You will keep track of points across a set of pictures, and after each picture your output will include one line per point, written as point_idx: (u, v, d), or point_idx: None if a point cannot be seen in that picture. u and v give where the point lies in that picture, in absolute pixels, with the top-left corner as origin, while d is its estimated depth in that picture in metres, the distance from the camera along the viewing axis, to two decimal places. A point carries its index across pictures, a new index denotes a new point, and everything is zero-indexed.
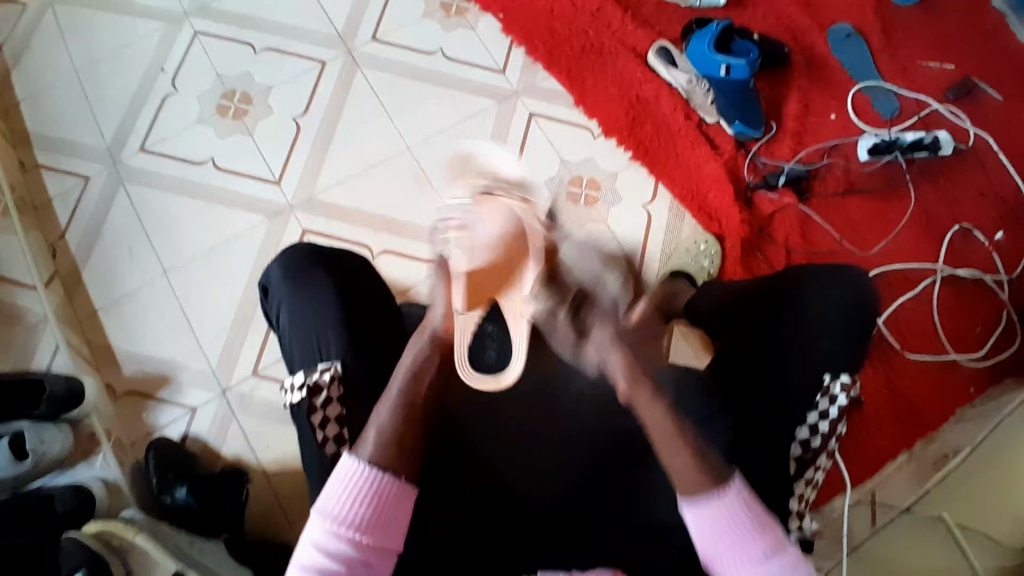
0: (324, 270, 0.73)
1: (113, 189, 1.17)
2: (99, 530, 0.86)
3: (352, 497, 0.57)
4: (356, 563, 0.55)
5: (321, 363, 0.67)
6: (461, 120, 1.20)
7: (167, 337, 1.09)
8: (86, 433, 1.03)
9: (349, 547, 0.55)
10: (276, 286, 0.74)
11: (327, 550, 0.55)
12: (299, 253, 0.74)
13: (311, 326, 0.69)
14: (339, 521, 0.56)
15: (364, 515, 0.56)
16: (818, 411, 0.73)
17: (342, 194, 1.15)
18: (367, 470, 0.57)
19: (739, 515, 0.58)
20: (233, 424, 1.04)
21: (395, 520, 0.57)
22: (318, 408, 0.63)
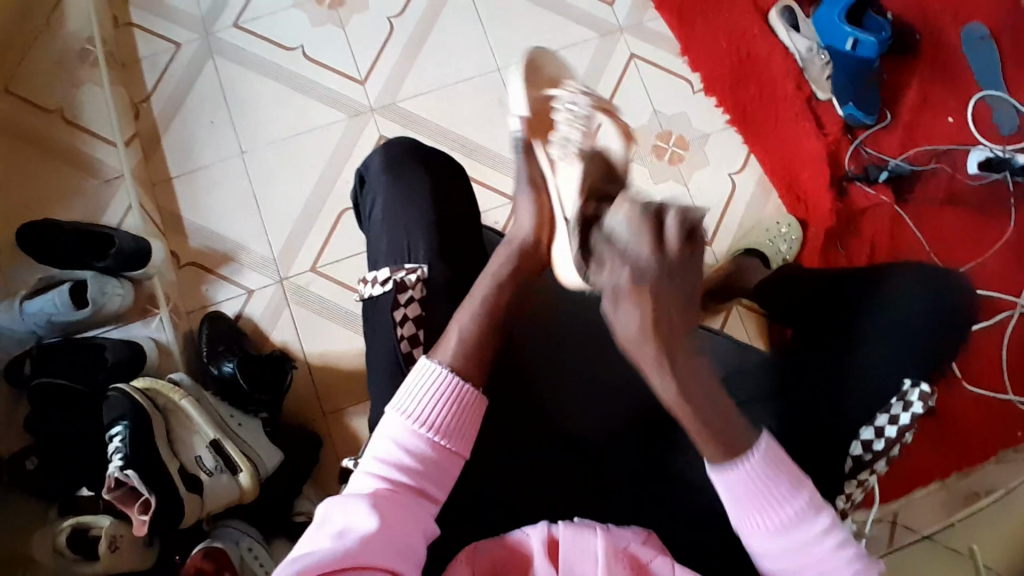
0: (423, 171, 0.75)
1: (201, 59, 1.16)
2: (147, 386, 0.89)
3: (430, 399, 0.58)
4: (430, 463, 0.57)
5: (407, 264, 0.69)
6: (558, 51, 1.15)
7: (233, 216, 1.10)
8: (146, 293, 1.05)
9: (424, 446, 0.57)
10: (376, 175, 0.76)
11: (405, 447, 0.57)
12: (402, 148, 0.76)
13: (405, 223, 0.71)
14: (416, 421, 0.57)
15: (443, 417, 0.58)
16: (888, 416, 0.70)
17: (425, 105, 1.12)
18: (446, 376, 0.59)
19: (764, 476, 0.55)
20: (285, 313, 1.06)
21: (469, 426, 0.59)
22: (400, 305, 0.66)
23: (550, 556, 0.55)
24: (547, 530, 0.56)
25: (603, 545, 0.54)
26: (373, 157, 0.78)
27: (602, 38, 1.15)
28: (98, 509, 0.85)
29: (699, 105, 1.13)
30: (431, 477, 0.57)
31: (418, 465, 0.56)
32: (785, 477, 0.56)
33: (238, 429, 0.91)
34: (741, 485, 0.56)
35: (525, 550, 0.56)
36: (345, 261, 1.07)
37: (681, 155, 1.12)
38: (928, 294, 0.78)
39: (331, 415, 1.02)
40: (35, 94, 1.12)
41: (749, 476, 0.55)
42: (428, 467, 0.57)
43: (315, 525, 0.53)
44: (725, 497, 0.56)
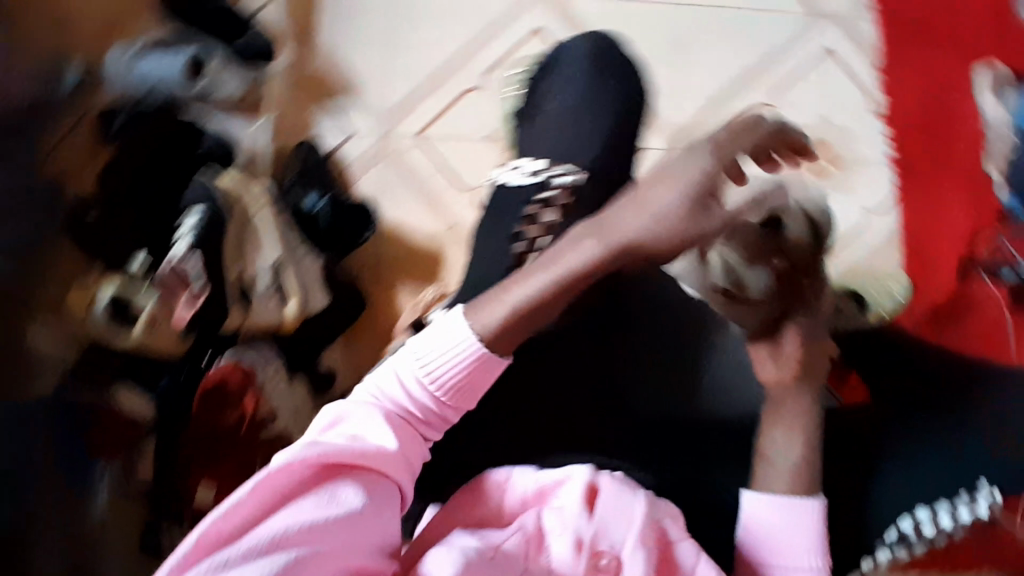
0: (613, 80, 0.71)
1: None
2: (230, 188, 0.90)
3: (435, 351, 0.52)
4: (429, 415, 0.53)
5: (568, 164, 0.64)
6: (754, 11, 1.05)
7: (364, 49, 1.05)
8: (256, 95, 1.02)
9: (430, 398, 0.53)
10: (574, 59, 0.72)
11: (400, 400, 0.52)
12: (610, 52, 0.72)
13: (580, 128, 0.67)
14: (426, 371, 0.52)
15: (452, 379, 0.53)
16: (953, 511, 0.63)
17: (596, 15, 1.04)
18: (474, 343, 0.52)
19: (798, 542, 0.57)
20: (380, 166, 1.03)
21: (476, 389, 0.54)
22: (538, 202, 0.62)
23: (587, 501, 0.49)
24: (589, 475, 0.50)
25: (643, 512, 0.49)
26: (576, 45, 0.73)
27: (805, 17, 1.05)
28: (134, 288, 0.84)
29: (868, 128, 1.04)
30: (428, 423, 0.54)
31: (416, 413, 0.53)
32: (814, 546, 0.57)
33: (302, 254, 0.92)
34: (782, 552, 0.57)
35: (564, 485, 0.51)
36: (454, 140, 1.03)
37: (828, 172, 1.03)
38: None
39: (382, 281, 1.01)
40: None
41: (786, 519, 0.58)
42: (427, 416, 0.53)
43: (324, 426, 0.51)
44: (766, 539, 0.58)
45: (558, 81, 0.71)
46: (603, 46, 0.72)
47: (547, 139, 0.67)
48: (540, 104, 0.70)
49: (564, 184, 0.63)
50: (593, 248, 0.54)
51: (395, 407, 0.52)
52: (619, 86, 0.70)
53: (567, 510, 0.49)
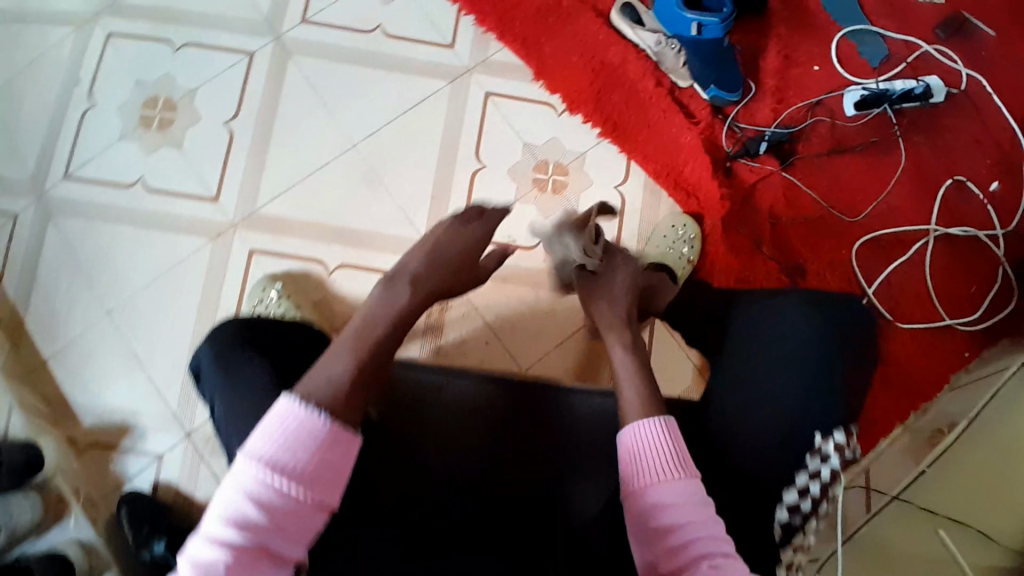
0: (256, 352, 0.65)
1: (43, 224, 1.06)
2: None
3: (275, 441, 0.50)
4: (283, 518, 0.48)
5: None
6: (407, 110, 1.09)
7: (122, 378, 1.03)
8: (55, 494, 0.96)
9: (274, 495, 0.49)
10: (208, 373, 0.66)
11: (255, 499, 0.48)
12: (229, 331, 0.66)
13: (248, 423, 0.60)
14: (268, 462, 0.49)
15: (297, 463, 0.50)
16: (806, 471, 0.60)
17: (289, 204, 1.05)
18: (314, 417, 0.52)
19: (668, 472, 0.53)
20: (203, 466, 1.00)
21: (326, 473, 0.51)
22: None
23: None
24: None
25: None
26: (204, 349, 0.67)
27: (451, 85, 1.10)
28: None
29: (566, 126, 1.09)
30: (286, 532, 0.49)
31: (265, 520, 0.48)
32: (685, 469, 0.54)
33: None
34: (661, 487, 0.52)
35: None
36: None
37: (563, 182, 1.08)
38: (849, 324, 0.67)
39: None
40: None
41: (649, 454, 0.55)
42: (282, 520, 0.48)
43: None
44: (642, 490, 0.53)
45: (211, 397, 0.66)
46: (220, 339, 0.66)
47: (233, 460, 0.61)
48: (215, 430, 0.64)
49: None
50: (349, 355, 0.58)
51: (237, 532, 0.47)
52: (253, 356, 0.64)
53: None
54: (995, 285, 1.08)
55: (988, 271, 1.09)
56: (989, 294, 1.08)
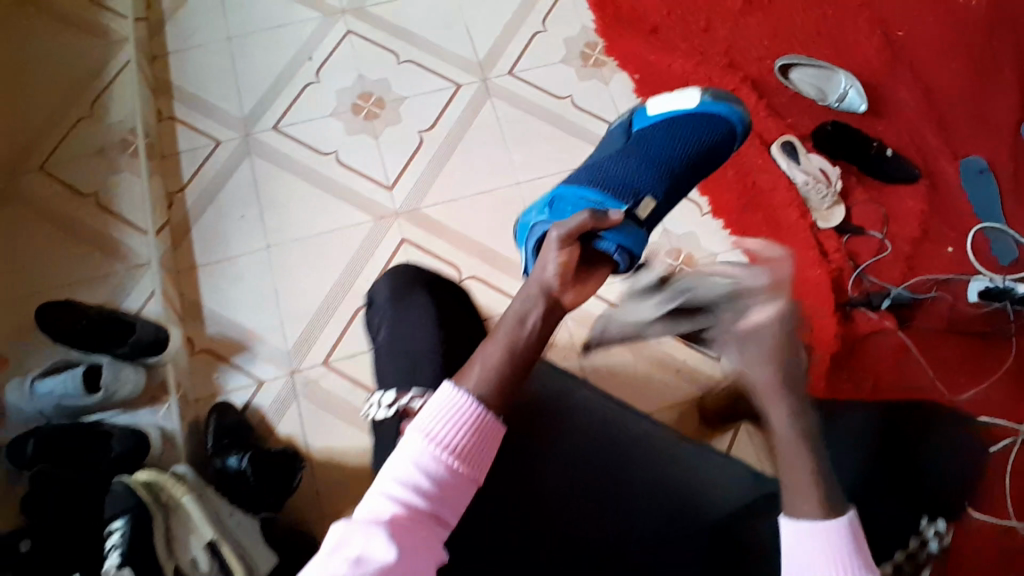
0: (423, 292, 0.82)
1: (239, 158, 1.21)
2: (149, 480, 0.88)
3: (437, 419, 0.53)
4: (446, 485, 0.52)
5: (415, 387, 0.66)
6: (574, 168, 1.21)
7: (256, 308, 1.12)
8: (158, 380, 1.06)
9: (442, 470, 0.52)
10: (382, 301, 0.82)
11: (425, 471, 0.52)
12: (407, 276, 0.84)
13: (413, 350, 0.74)
14: (431, 438, 0.52)
15: (463, 441, 0.53)
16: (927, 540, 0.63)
17: (447, 211, 1.18)
18: (472, 403, 0.54)
19: (847, 547, 0.54)
20: (293, 405, 1.07)
21: (486, 454, 0.54)
22: None
23: None
24: None
25: None
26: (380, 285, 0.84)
27: None
28: None
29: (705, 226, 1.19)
30: (446, 506, 0.53)
31: (434, 488, 0.52)
32: (859, 564, 0.53)
33: (236, 528, 0.89)
34: (812, 555, 0.54)
35: None
36: (358, 357, 1.09)
37: None
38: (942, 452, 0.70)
39: (325, 517, 1.02)
40: (76, 180, 1.18)
41: (835, 538, 0.54)
42: (445, 489, 0.52)
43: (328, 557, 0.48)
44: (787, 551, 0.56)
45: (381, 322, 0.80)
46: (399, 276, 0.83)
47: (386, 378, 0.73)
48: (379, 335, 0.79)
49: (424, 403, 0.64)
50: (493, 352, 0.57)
51: (409, 495, 0.51)
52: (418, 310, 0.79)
53: None
54: None
55: None
56: None
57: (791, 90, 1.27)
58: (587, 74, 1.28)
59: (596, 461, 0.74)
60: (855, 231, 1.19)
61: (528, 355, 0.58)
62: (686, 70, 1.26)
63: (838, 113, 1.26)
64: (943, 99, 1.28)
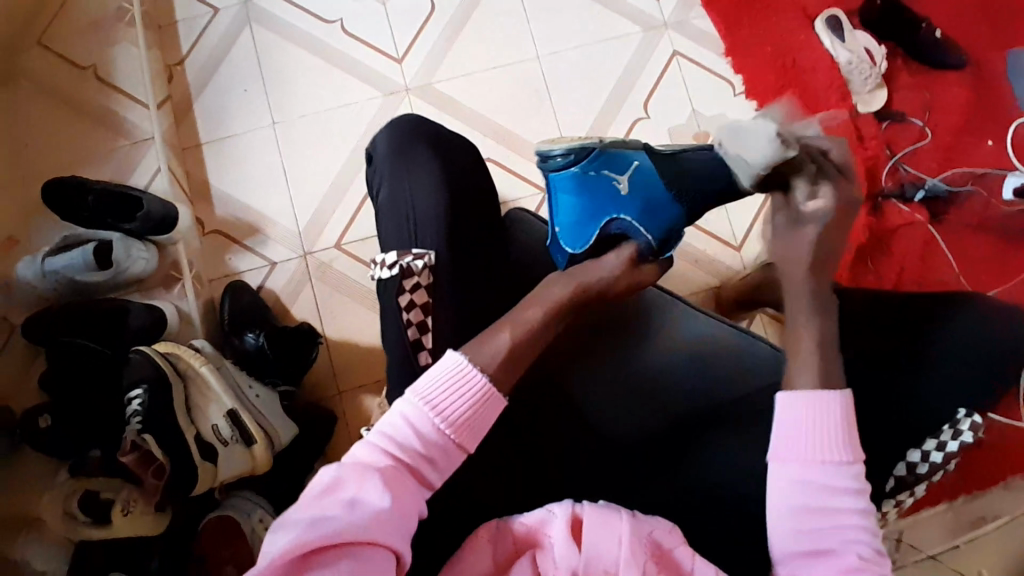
0: (427, 150, 0.82)
1: (238, 27, 1.13)
2: (169, 350, 0.88)
3: (437, 384, 0.60)
4: (434, 446, 0.58)
5: (416, 249, 0.76)
6: (598, 43, 1.12)
7: (264, 187, 1.09)
8: (170, 259, 1.03)
9: (432, 429, 0.58)
10: (384, 156, 0.84)
11: (415, 424, 0.58)
12: (409, 128, 0.83)
13: (413, 209, 0.78)
14: (428, 401, 0.59)
15: (458, 409, 0.60)
16: (938, 440, 0.66)
17: (461, 88, 1.11)
18: (477, 376, 0.61)
19: (837, 423, 0.60)
20: (307, 288, 1.06)
21: (480, 423, 0.61)
22: (407, 290, 0.73)
23: (573, 530, 0.58)
24: (572, 506, 0.60)
25: (628, 530, 0.57)
26: (380, 138, 0.85)
27: (645, 34, 1.13)
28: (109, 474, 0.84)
29: (738, 107, 1.11)
30: (435, 463, 0.58)
31: (423, 444, 0.58)
32: (847, 447, 0.59)
33: (255, 400, 0.89)
34: (799, 424, 0.60)
35: (548, 524, 0.59)
36: (369, 240, 1.07)
37: None
38: (975, 334, 0.69)
39: (341, 394, 1.03)
40: (70, 51, 1.10)
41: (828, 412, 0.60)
42: (434, 452, 0.58)
43: (318, 487, 0.54)
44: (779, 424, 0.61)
45: (380, 180, 0.83)
46: (402, 132, 0.83)
47: (390, 237, 0.78)
48: (382, 191, 0.82)
49: (422, 266, 0.74)
50: (509, 336, 0.65)
51: (396, 447, 0.58)
52: (423, 165, 0.80)
53: (553, 546, 0.58)
54: None
55: None
56: None
57: None
58: None
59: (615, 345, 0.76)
60: (896, 118, 1.12)
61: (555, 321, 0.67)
62: None
63: None
64: None
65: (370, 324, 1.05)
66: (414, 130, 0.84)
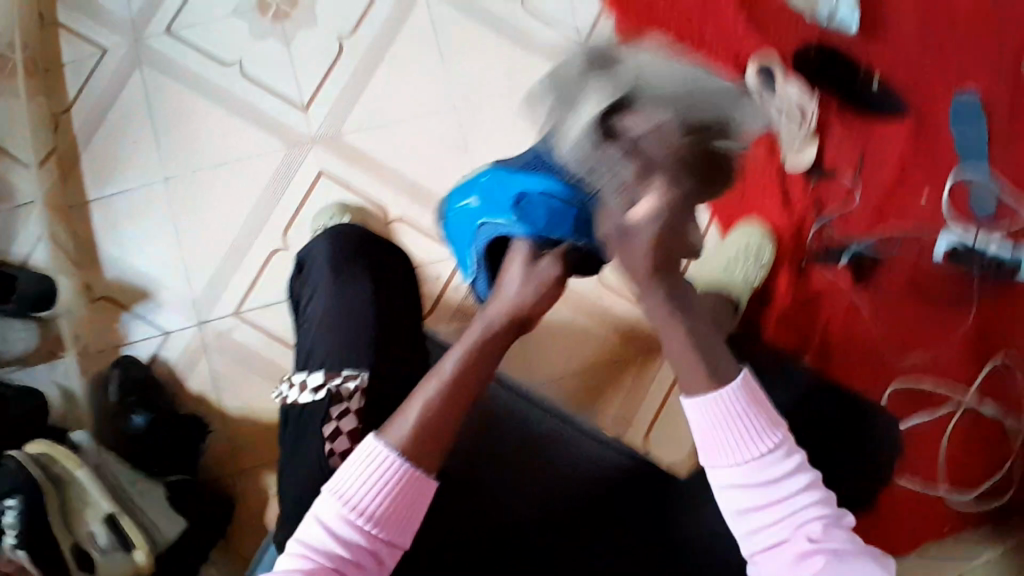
0: (368, 268, 0.75)
1: (127, 70, 1.02)
2: (42, 453, 0.81)
3: (363, 481, 0.51)
4: (359, 552, 0.50)
5: (346, 368, 0.67)
6: (518, 89, 1.04)
7: (157, 249, 1.01)
8: (53, 335, 0.97)
9: (354, 533, 0.50)
10: (320, 266, 0.76)
11: (333, 531, 0.50)
12: (349, 240, 0.78)
13: (348, 327, 0.70)
14: (346, 501, 0.51)
15: (380, 506, 0.51)
16: None
17: (370, 140, 1.03)
18: (394, 460, 0.52)
19: (743, 411, 0.56)
20: (203, 359, 1.00)
21: (411, 511, 0.52)
22: (333, 416, 0.64)
23: None
24: None
25: None
26: (318, 246, 0.79)
27: None
28: None
29: None
30: (362, 565, 0.50)
31: (346, 553, 0.50)
32: (757, 420, 0.55)
33: (138, 498, 0.85)
34: (711, 420, 0.56)
35: None
36: (271, 305, 1.00)
37: None
38: None
39: (246, 471, 0.98)
40: None
41: (727, 406, 0.56)
42: (361, 556, 0.50)
43: None
44: (691, 427, 0.57)
45: (314, 296, 0.75)
46: (342, 240, 0.78)
47: (323, 354, 0.69)
48: (314, 312, 0.73)
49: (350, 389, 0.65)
50: (434, 392, 0.56)
51: (317, 554, 0.49)
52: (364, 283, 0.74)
53: None
54: (1000, 473, 1.00)
55: (999, 456, 1.01)
56: (993, 479, 1.01)
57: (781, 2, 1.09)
58: None
59: (531, 441, 0.71)
60: (825, 173, 1.08)
61: (482, 355, 0.58)
62: None
63: (829, 31, 1.09)
64: (954, 17, 1.09)
65: (263, 398, 0.99)
66: (360, 234, 0.79)
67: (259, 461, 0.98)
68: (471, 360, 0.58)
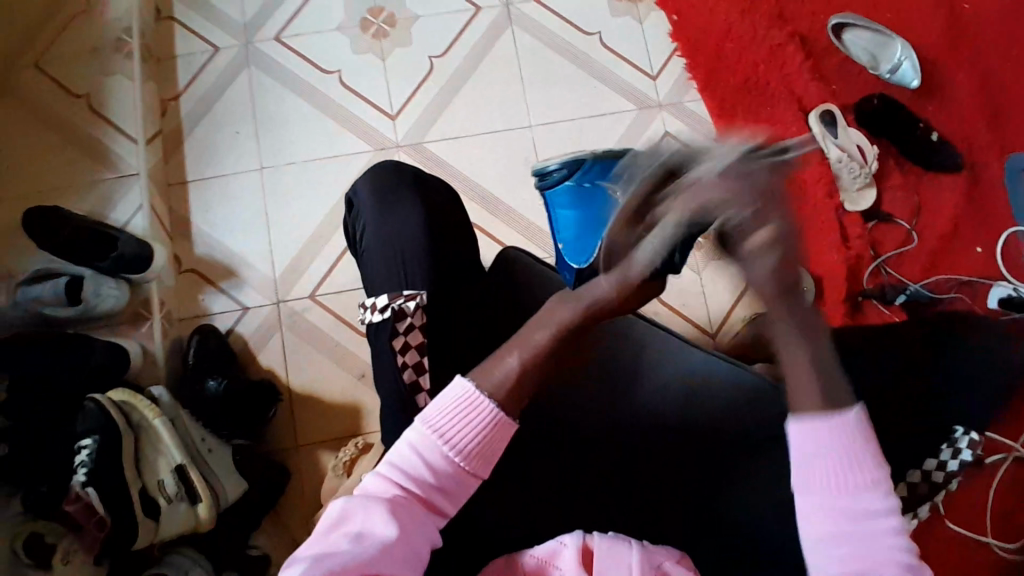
0: (412, 196, 0.80)
1: (237, 69, 1.13)
2: (123, 400, 0.87)
3: (452, 415, 0.57)
4: (444, 478, 0.56)
5: (405, 290, 0.73)
6: (592, 117, 1.12)
7: (244, 231, 1.09)
8: (141, 297, 1.03)
9: (441, 462, 0.56)
10: (366, 200, 0.81)
11: (425, 460, 0.56)
12: (388, 174, 0.81)
13: (401, 255, 0.75)
14: (437, 432, 0.57)
15: (468, 442, 0.57)
16: None
17: (450, 149, 1.11)
18: (486, 405, 0.58)
19: (860, 441, 0.53)
20: (276, 335, 1.06)
21: (491, 450, 0.58)
22: (400, 333, 0.69)
23: None
24: None
25: None
26: (361, 185, 0.82)
27: (638, 112, 1.13)
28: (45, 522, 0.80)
29: None
30: (447, 491, 0.57)
31: (431, 477, 0.56)
32: (868, 452, 0.53)
33: (206, 457, 0.90)
34: (818, 453, 0.53)
35: None
36: (343, 293, 1.07)
37: None
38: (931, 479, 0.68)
39: (300, 448, 1.02)
40: (69, 78, 1.10)
41: (843, 435, 0.53)
42: (445, 483, 0.56)
43: (329, 521, 0.53)
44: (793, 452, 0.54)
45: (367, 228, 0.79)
46: (384, 175, 0.81)
47: (382, 279, 0.75)
48: (364, 240, 0.78)
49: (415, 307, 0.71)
50: (519, 360, 0.60)
51: (405, 480, 0.56)
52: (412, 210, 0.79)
53: None
54: None
55: None
56: None
57: (843, 53, 1.15)
58: (621, 10, 1.16)
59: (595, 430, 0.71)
60: (883, 218, 1.12)
61: (573, 333, 0.63)
62: (729, 20, 1.14)
63: (890, 84, 1.14)
64: (1012, 82, 1.14)
65: (332, 379, 1.05)
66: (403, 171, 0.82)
67: (318, 440, 1.02)
68: (561, 336, 0.62)
